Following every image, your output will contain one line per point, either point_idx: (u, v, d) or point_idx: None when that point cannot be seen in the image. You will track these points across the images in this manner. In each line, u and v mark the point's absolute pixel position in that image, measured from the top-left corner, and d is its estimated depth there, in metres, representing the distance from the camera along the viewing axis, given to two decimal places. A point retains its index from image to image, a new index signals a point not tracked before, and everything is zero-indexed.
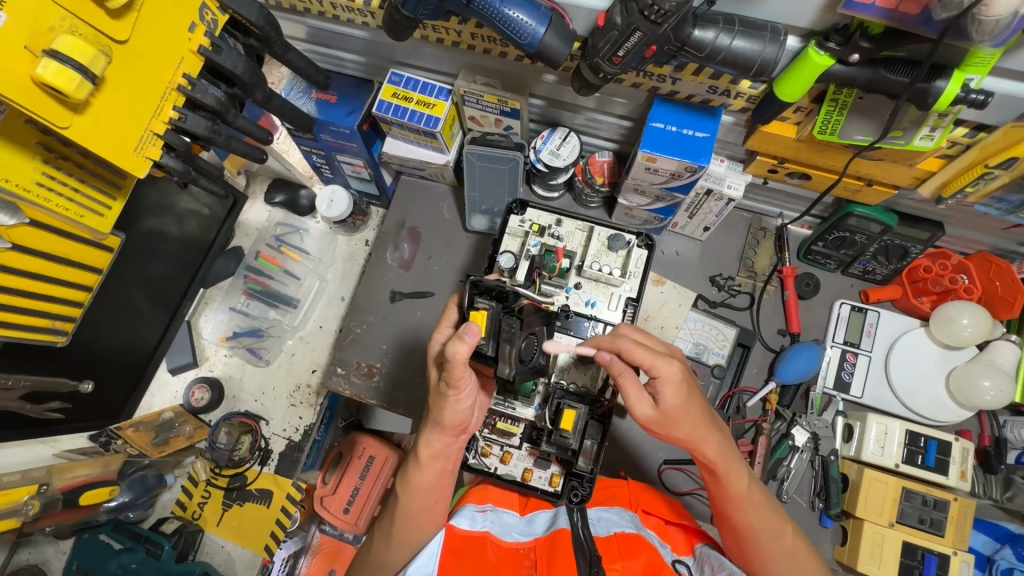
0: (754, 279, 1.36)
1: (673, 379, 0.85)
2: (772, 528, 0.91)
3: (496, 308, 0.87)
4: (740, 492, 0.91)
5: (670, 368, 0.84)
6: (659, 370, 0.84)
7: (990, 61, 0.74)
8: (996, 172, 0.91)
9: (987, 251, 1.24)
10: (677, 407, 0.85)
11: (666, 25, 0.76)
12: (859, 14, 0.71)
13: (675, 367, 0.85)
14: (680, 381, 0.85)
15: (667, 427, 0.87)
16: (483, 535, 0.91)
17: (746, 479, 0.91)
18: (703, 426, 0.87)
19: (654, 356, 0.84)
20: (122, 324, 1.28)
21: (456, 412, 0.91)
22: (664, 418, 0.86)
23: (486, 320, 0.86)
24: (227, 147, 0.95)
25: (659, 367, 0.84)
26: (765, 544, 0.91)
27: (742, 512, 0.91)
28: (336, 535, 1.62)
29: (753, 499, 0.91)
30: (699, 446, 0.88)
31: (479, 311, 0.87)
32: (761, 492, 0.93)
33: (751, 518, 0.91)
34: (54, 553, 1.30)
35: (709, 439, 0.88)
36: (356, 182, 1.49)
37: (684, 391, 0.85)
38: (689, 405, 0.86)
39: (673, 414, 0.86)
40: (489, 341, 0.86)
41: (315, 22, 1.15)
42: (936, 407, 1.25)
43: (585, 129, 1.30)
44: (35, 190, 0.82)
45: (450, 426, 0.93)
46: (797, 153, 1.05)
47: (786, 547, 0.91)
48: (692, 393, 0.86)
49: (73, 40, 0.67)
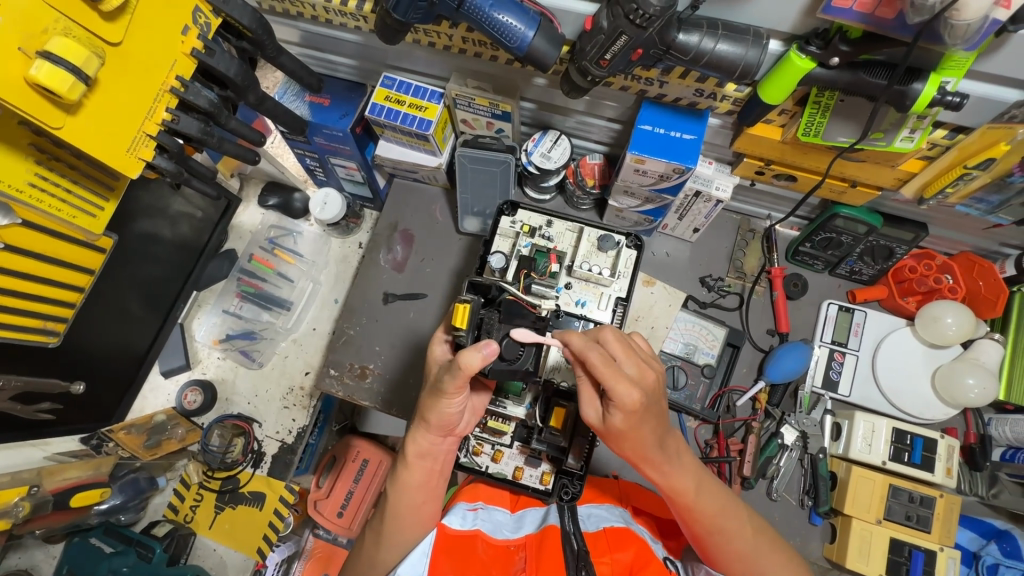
0: (743, 280, 1.38)
1: (626, 408, 0.81)
2: (730, 533, 0.90)
3: (475, 301, 0.90)
4: (687, 502, 0.90)
5: (626, 398, 0.80)
6: (615, 396, 0.80)
7: (964, 63, 0.76)
8: (974, 172, 0.93)
9: (970, 250, 1.27)
10: (625, 428, 0.84)
11: (651, 29, 0.77)
12: (837, 18, 0.73)
13: (633, 397, 0.79)
14: (634, 411, 0.81)
15: (613, 441, 0.88)
16: (473, 533, 0.91)
17: (696, 490, 0.90)
18: (649, 447, 0.86)
19: (614, 380, 0.79)
20: (114, 326, 1.28)
21: (444, 413, 0.92)
22: (611, 431, 0.87)
23: (467, 313, 0.88)
24: (220, 149, 0.96)
25: (617, 393, 0.80)
26: (724, 543, 0.90)
27: (693, 518, 0.90)
28: (328, 539, 1.61)
29: (705, 511, 0.90)
30: (643, 462, 0.89)
31: (460, 304, 0.89)
32: (716, 501, 0.91)
33: (704, 524, 0.90)
34: (43, 558, 1.28)
35: (654, 457, 0.88)
36: (350, 185, 1.51)
37: (635, 417, 0.82)
38: (637, 430, 0.84)
39: (619, 432, 0.85)
40: (467, 333, 0.89)
41: (308, 27, 1.17)
42: (922, 405, 1.26)
43: (576, 132, 1.32)
44: (28, 191, 0.83)
45: (436, 422, 0.93)
46: (782, 155, 1.06)
47: (746, 547, 0.90)
48: (645, 419, 0.83)
49: (67, 42, 0.68)
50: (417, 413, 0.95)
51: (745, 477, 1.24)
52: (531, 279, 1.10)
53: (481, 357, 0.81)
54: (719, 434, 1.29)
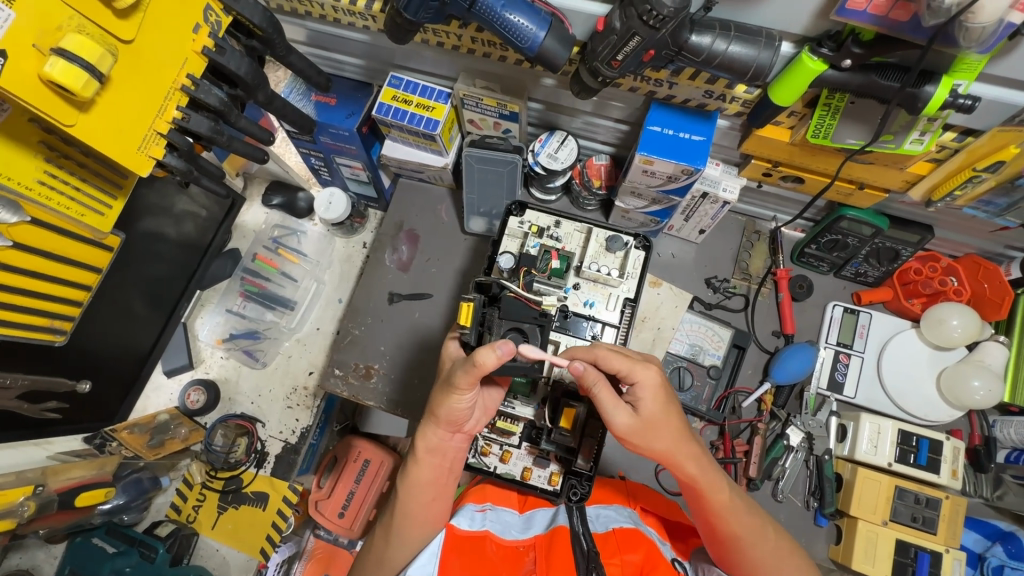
0: (748, 281, 1.38)
1: (652, 387, 0.87)
2: (756, 534, 0.89)
3: (478, 300, 0.96)
4: (717, 503, 0.89)
5: (649, 375, 0.87)
6: (639, 376, 0.87)
7: (977, 66, 0.76)
8: (983, 175, 0.94)
9: (975, 253, 1.28)
10: (655, 413, 0.87)
11: (665, 30, 0.77)
12: (851, 20, 0.73)
13: (655, 373, 0.87)
14: (659, 387, 0.87)
15: (644, 439, 0.88)
16: (483, 534, 0.91)
17: (725, 490, 0.90)
18: (678, 438, 0.88)
19: (634, 362, 0.87)
20: (118, 325, 1.27)
21: (454, 408, 0.92)
22: (641, 427, 0.87)
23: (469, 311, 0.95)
24: (229, 148, 0.96)
25: (638, 372, 0.87)
26: (750, 549, 0.88)
27: (720, 521, 0.89)
28: (330, 539, 1.61)
29: (734, 507, 0.90)
30: (675, 459, 0.89)
31: (464, 303, 0.95)
32: (740, 499, 0.92)
33: (732, 527, 0.89)
34: (44, 558, 1.27)
35: (683, 451, 0.89)
36: (355, 184, 1.50)
37: (661, 400, 0.87)
38: (666, 415, 0.88)
39: (650, 421, 0.87)
40: (471, 330, 0.94)
41: (316, 26, 1.16)
42: (927, 407, 1.27)
43: (583, 133, 1.32)
44: (37, 189, 0.82)
45: (446, 419, 0.93)
46: (791, 157, 1.07)
47: (771, 548, 0.89)
48: (669, 403, 0.88)
49: (82, 39, 0.67)
50: (428, 408, 0.95)
51: (749, 478, 1.25)
52: (533, 277, 1.08)
53: (494, 357, 0.81)
54: (724, 435, 1.29)
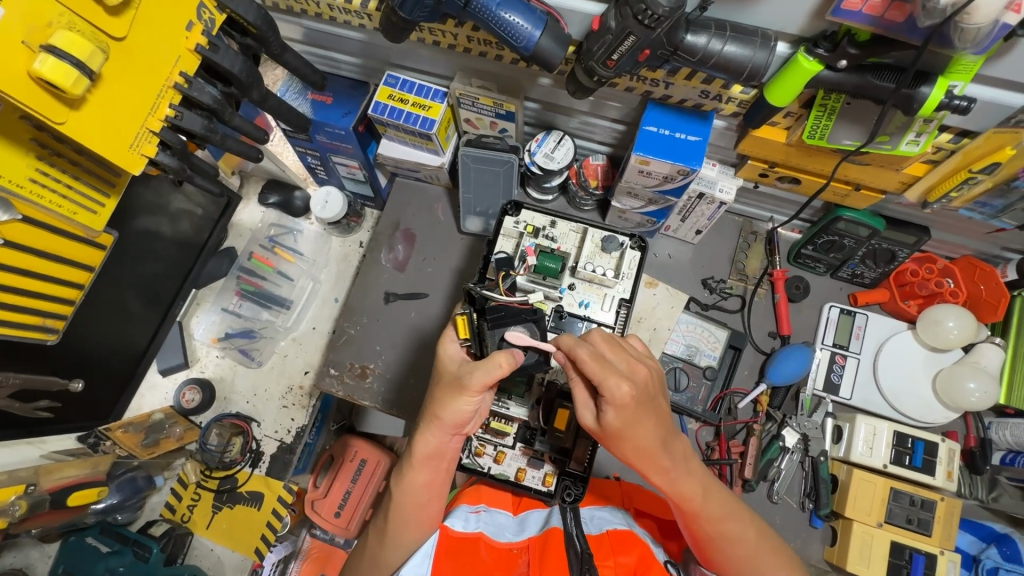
0: (744, 282, 1.38)
1: (617, 403, 0.81)
2: (731, 536, 0.89)
3: (473, 312, 0.96)
4: (693, 508, 0.89)
5: (616, 392, 0.80)
6: (606, 391, 0.80)
7: (972, 68, 0.76)
8: (979, 177, 0.93)
9: (971, 255, 1.28)
10: (620, 426, 0.83)
11: (660, 30, 0.77)
12: (846, 21, 0.73)
13: (624, 389, 0.80)
14: (624, 406, 0.81)
15: (611, 443, 0.88)
16: (476, 535, 0.91)
17: (702, 495, 0.89)
18: (646, 449, 0.85)
19: (603, 374, 0.80)
20: (112, 323, 1.26)
21: (459, 411, 0.89)
22: (606, 434, 0.87)
23: (466, 324, 0.95)
24: (223, 146, 0.96)
25: (605, 387, 0.80)
26: (726, 548, 0.89)
27: (697, 523, 0.90)
28: (325, 539, 1.60)
29: (708, 514, 0.89)
30: (642, 466, 0.88)
31: (461, 316, 0.95)
32: (721, 504, 0.90)
33: (709, 529, 0.89)
34: (38, 557, 1.27)
35: (653, 460, 0.86)
36: (351, 183, 1.49)
37: (628, 415, 0.82)
38: (632, 429, 0.83)
39: (615, 432, 0.85)
40: (472, 341, 0.95)
41: (312, 24, 1.16)
42: (923, 409, 1.27)
43: (579, 132, 1.32)
44: (29, 187, 0.82)
45: (450, 422, 0.90)
46: (787, 157, 1.06)
47: (748, 550, 0.89)
48: (639, 416, 0.83)
49: (71, 36, 0.67)
50: (431, 410, 0.91)
51: (745, 479, 1.24)
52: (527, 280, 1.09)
53: (510, 361, 0.86)
54: (719, 436, 1.29)
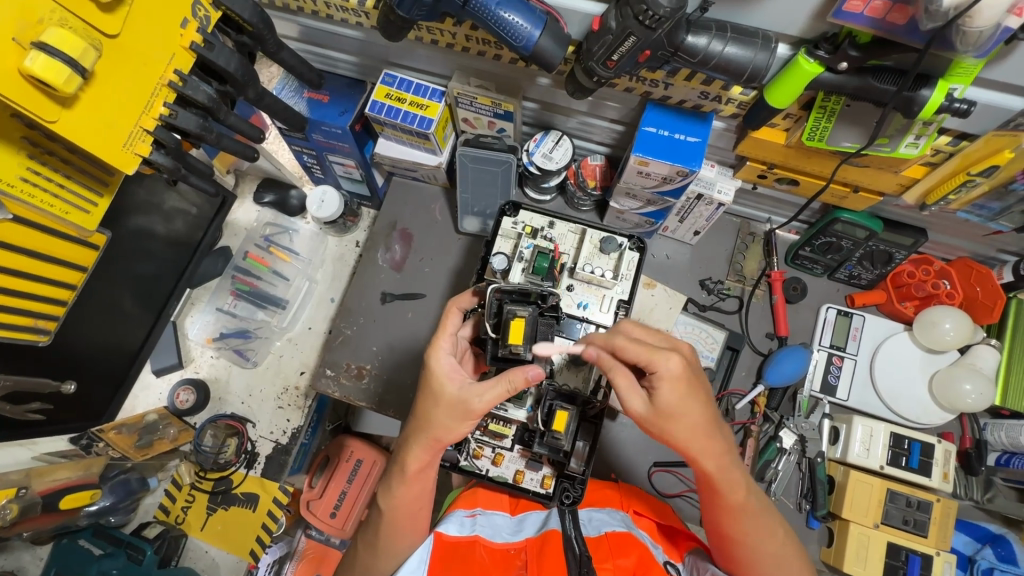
0: (742, 283, 1.38)
1: (672, 377, 0.81)
2: (762, 535, 0.88)
3: (532, 315, 0.90)
4: (734, 500, 0.87)
5: (670, 365, 0.80)
6: (657, 368, 0.80)
7: (973, 70, 0.76)
8: (977, 180, 0.94)
9: (968, 257, 1.28)
10: (676, 406, 0.81)
11: (661, 30, 0.76)
12: (848, 23, 0.72)
13: (675, 363, 0.80)
14: (679, 379, 0.81)
15: (659, 429, 0.83)
16: (472, 539, 0.90)
17: (744, 488, 0.87)
18: (700, 429, 0.83)
19: (651, 353, 0.81)
20: (106, 324, 1.25)
21: (442, 416, 0.87)
22: (658, 418, 0.83)
23: (525, 328, 0.89)
24: (219, 145, 0.94)
25: (658, 363, 0.80)
26: (758, 547, 0.88)
27: (733, 518, 0.88)
28: (321, 540, 1.60)
29: (748, 508, 0.88)
30: (693, 453, 0.84)
31: (518, 318, 0.89)
32: (757, 499, 0.89)
33: (741, 525, 0.88)
34: (30, 561, 1.25)
35: (704, 446, 0.84)
36: (347, 182, 1.48)
37: (682, 390, 0.81)
38: (686, 406, 0.81)
39: (669, 414, 0.82)
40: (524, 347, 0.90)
41: (308, 21, 1.15)
42: (920, 410, 1.27)
43: (577, 132, 1.31)
44: (19, 186, 0.80)
45: (431, 431, 0.88)
46: (786, 159, 1.06)
47: (775, 549, 0.88)
48: (691, 393, 0.82)
49: (64, 33, 0.66)
50: (425, 432, 0.88)
51: None
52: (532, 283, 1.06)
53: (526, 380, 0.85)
54: None
